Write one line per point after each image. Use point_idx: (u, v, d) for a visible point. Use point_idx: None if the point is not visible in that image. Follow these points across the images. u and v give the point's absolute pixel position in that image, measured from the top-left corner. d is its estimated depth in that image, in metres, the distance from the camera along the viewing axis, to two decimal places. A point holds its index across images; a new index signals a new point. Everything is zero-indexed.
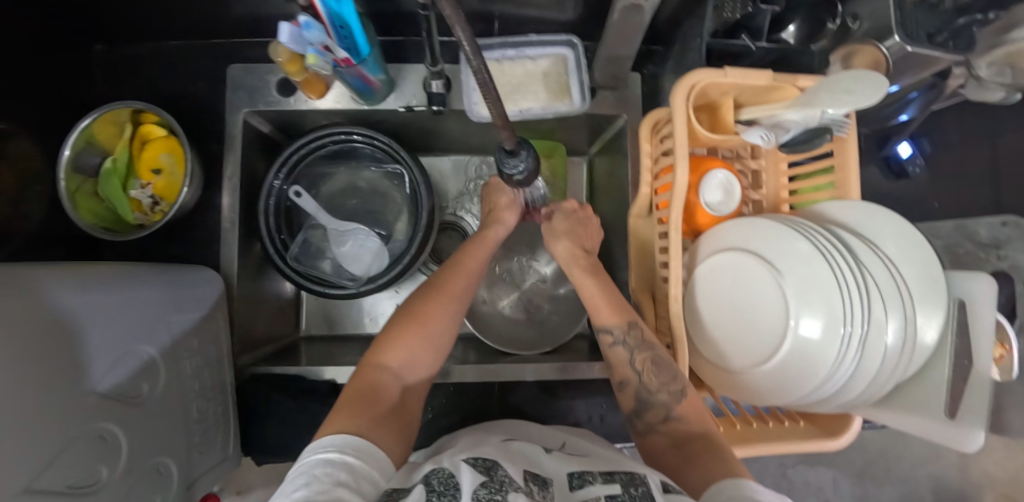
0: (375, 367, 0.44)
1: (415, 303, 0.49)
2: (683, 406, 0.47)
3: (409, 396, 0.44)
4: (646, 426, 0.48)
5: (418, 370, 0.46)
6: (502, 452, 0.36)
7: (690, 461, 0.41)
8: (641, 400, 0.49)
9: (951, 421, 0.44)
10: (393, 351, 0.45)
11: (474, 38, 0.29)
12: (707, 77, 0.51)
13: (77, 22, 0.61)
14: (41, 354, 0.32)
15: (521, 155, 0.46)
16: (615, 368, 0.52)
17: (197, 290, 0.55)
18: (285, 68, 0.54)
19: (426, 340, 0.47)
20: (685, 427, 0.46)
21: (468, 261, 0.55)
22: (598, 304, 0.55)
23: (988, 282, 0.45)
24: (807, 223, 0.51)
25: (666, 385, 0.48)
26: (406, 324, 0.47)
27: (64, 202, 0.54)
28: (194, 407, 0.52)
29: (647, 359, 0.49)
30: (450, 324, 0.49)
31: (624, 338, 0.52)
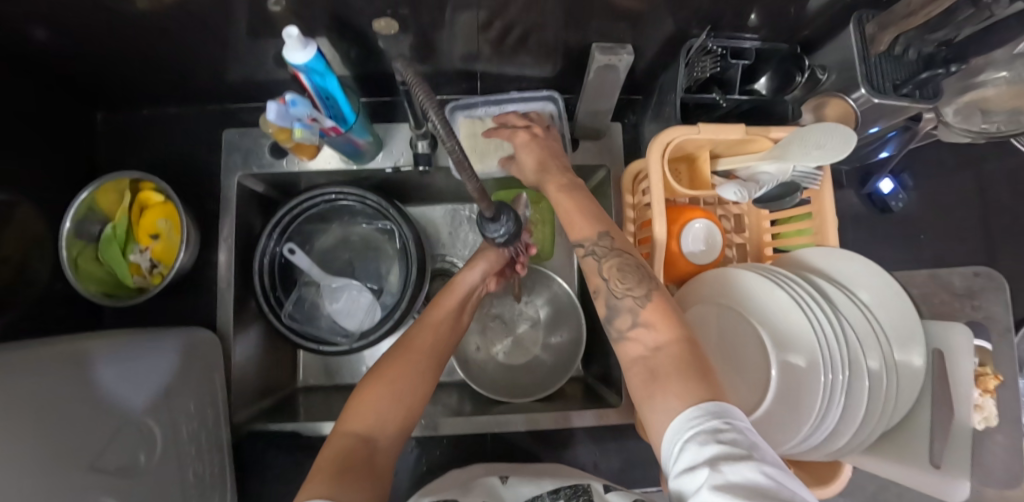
0: (343, 434, 0.44)
1: (384, 361, 0.51)
2: (648, 310, 0.44)
3: (381, 455, 0.44)
4: (618, 333, 0.46)
5: (390, 428, 0.46)
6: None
7: (660, 376, 0.39)
8: (609, 307, 0.46)
9: (936, 472, 0.44)
10: (361, 413, 0.46)
11: (446, 120, 0.31)
12: (681, 135, 0.52)
13: (82, 96, 0.64)
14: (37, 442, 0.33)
15: (501, 220, 0.48)
16: (588, 278, 0.49)
17: (193, 354, 0.57)
18: (277, 139, 0.56)
19: (395, 399, 0.47)
20: (652, 335, 0.42)
21: (437, 312, 0.57)
22: (569, 215, 0.52)
23: (963, 332, 0.46)
24: (785, 272, 0.52)
25: (630, 290, 0.45)
26: (374, 384, 0.48)
27: (66, 271, 0.57)
28: (192, 472, 0.52)
29: (614, 266, 0.47)
30: (420, 378, 0.50)
31: (594, 249, 0.48)
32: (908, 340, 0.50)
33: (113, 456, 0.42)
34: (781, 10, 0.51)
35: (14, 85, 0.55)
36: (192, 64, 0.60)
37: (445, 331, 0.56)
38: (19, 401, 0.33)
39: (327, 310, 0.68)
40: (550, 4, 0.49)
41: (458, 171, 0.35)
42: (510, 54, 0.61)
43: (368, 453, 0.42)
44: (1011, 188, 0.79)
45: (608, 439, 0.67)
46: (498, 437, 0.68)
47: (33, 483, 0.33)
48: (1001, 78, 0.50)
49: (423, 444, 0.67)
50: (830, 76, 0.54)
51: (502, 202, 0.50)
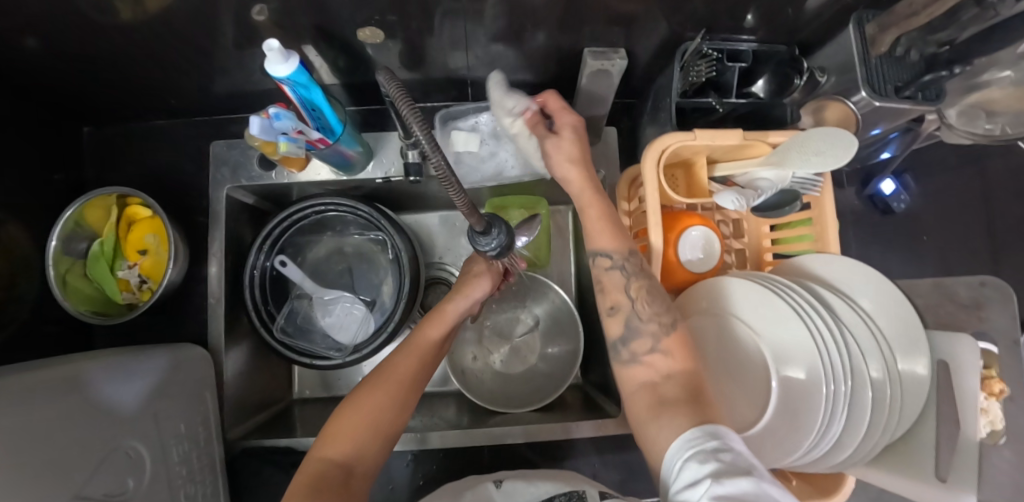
0: (320, 460, 0.43)
1: (365, 381, 0.49)
2: (672, 339, 0.44)
3: (358, 480, 0.43)
4: (631, 354, 0.45)
5: (368, 455, 0.45)
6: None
7: (673, 401, 0.39)
8: (630, 326, 0.45)
9: (943, 487, 0.43)
10: (339, 439, 0.44)
11: (430, 133, 0.30)
12: (675, 141, 0.51)
13: (67, 111, 0.63)
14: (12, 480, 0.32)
15: (492, 233, 0.47)
16: (606, 293, 0.48)
17: (183, 373, 0.56)
18: (263, 152, 0.54)
19: (375, 425, 0.46)
20: (669, 362, 0.43)
21: (423, 340, 0.54)
22: (597, 224, 0.49)
23: (968, 343, 0.44)
24: (785, 281, 0.51)
25: (657, 314, 0.45)
26: (352, 407, 0.46)
27: (54, 290, 0.56)
28: (183, 493, 0.52)
29: (643, 287, 0.46)
30: (400, 406, 0.48)
31: (622, 263, 0.47)
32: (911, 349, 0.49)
33: (99, 484, 0.41)
34: (779, 11, 0.50)
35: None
36: (176, 76, 0.59)
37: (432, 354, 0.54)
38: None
39: (320, 324, 0.67)
40: (538, 11, 0.48)
41: (447, 187, 0.34)
42: (501, 60, 0.59)
43: (345, 483, 0.41)
44: (1014, 186, 0.77)
45: (607, 451, 0.66)
46: (494, 449, 0.67)
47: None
48: (1005, 77, 0.49)
49: (419, 457, 0.66)
50: (829, 78, 0.53)
51: (494, 215, 0.49)
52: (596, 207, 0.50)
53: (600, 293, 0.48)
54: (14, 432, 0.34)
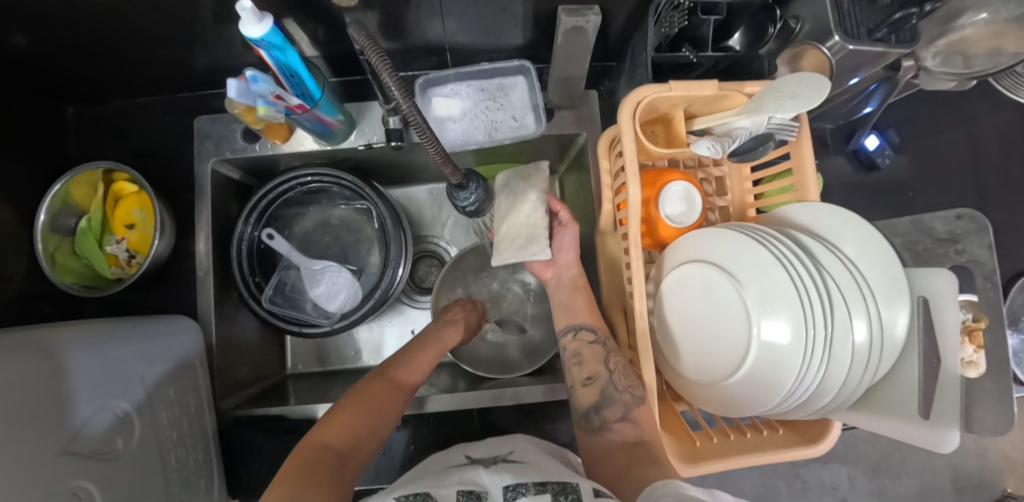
0: (316, 445, 0.43)
1: (362, 387, 0.52)
2: (641, 410, 0.52)
3: (350, 469, 0.42)
4: (604, 421, 0.53)
5: (361, 448, 0.45)
6: (433, 481, 0.45)
7: (640, 464, 0.47)
8: (605, 395, 0.55)
9: (925, 422, 0.43)
10: (335, 428, 0.45)
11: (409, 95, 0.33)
12: (651, 93, 0.51)
13: (50, 89, 0.64)
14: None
15: (470, 188, 0.48)
16: (587, 364, 0.58)
17: (172, 341, 0.56)
18: (245, 120, 0.55)
19: (369, 422, 0.48)
20: (637, 431, 0.51)
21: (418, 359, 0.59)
22: (579, 304, 0.63)
23: (949, 278, 0.44)
24: (767, 231, 0.51)
25: (630, 386, 0.54)
26: (352, 405, 0.48)
27: (43, 265, 0.57)
28: (173, 457, 0.52)
29: (618, 362, 0.57)
30: (391, 408, 0.51)
31: (603, 340, 0.60)
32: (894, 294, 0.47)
33: (86, 441, 0.42)
34: None
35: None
36: (158, 51, 0.60)
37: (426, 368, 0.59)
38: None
39: (309, 294, 0.67)
40: None
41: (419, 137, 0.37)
42: (475, 25, 0.59)
43: (339, 466, 0.41)
44: (1001, 141, 0.77)
45: None
46: (484, 414, 0.68)
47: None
48: (979, 19, 0.49)
49: (411, 423, 0.67)
50: (803, 25, 0.52)
51: (471, 170, 0.49)
52: (583, 293, 0.65)
53: (580, 365, 0.59)
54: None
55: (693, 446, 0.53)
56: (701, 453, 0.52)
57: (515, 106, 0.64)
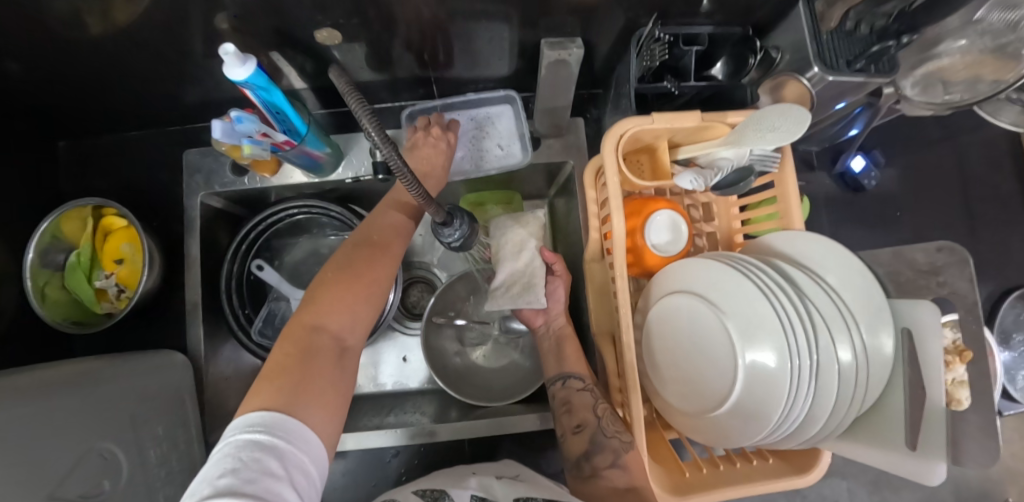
0: (309, 328, 0.41)
1: (346, 256, 0.47)
2: (630, 456, 0.53)
3: (350, 356, 0.43)
4: (595, 468, 0.55)
5: (358, 329, 0.44)
6: (448, 482, 0.54)
7: None
8: (595, 443, 0.56)
9: (913, 454, 0.43)
10: (329, 307, 0.43)
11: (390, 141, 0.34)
12: (634, 126, 0.52)
13: (39, 126, 0.64)
14: None
15: (454, 224, 0.48)
16: (577, 412, 0.59)
17: (161, 376, 0.56)
18: (231, 157, 0.55)
19: (364, 303, 0.45)
20: (627, 477, 0.52)
21: (396, 220, 0.52)
22: (568, 353, 0.64)
23: (929, 308, 0.43)
24: (751, 261, 0.51)
25: (618, 431, 0.55)
26: (340, 281, 0.44)
27: (32, 303, 0.57)
28: (162, 495, 0.52)
29: (607, 407, 0.58)
30: (385, 280, 0.48)
31: (591, 388, 0.61)
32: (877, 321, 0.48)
33: (72, 486, 0.42)
34: None
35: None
36: (146, 87, 0.60)
37: (407, 225, 0.53)
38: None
39: None
40: (495, 7, 0.49)
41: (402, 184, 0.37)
42: (460, 59, 0.60)
43: (337, 353, 0.41)
44: (988, 159, 0.77)
45: None
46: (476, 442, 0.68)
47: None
48: (958, 47, 0.49)
49: (403, 453, 0.68)
50: (784, 56, 0.53)
51: (455, 206, 0.50)
52: (571, 340, 0.66)
53: (568, 413, 0.60)
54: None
55: (683, 478, 0.52)
56: (691, 484, 0.51)
57: (501, 135, 0.65)
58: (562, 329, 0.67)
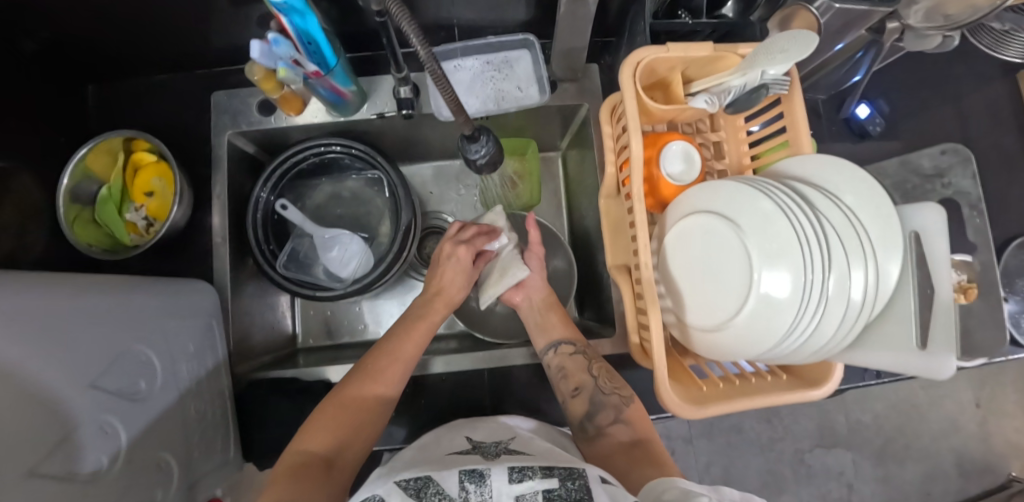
0: (299, 452, 0.49)
1: (341, 388, 0.56)
2: (631, 410, 0.58)
3: (338, 470, 0.49)
4: (597, 427, 0.57)
5: (348, 448, 0.52)
6: (434, 466, 0.48)
7: (638, 463, 0.51)
8: (594, 403, 0.59)
9: (923, 351, 0.45)
10: (319, 434, 0.51)
11: (429, 48, 0.38)
12: (650, 54, 0.54)
13: (70, 65, 0.66)
14: (25, 349, 0.34)
15: (482, 140, 0.51)
16: (571, 376, 0.61)
17: (191, 299, 0.58)
18: (263, 88, 0.59)
19: (350, 422, 0.53)
20: (630, 431, 0.56)
21: (404, 347, 0.61)
22: (555, 322, 0.67)
23: (938, 210, 0.46)
24: (769, 182, 0.53)
25: (617, 389, 0.59)
26: (329, 410, 0.54)
27: (64, 228, 0.58)
28: (193, 408, 0.54)
29: (601, 368, 0.62)
30: (376, 408, 0.56)
31: (582, 350, 0.63)
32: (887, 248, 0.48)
33: (113, 380, 0.43)
34: None
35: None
36: (176, 29, 0.62)
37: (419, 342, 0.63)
38: (1, 309, 0.34)
39: (321, 258, 0.69)
40: None
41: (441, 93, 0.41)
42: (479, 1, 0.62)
43: (324, 468, 0.48)
44: (990, 111, 0.79)
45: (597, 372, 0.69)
46: (493, 376, 0.70)
47: (20, 385, 0.34)
48: None
49: (420, 386, 0.69)
50: None
51: (484, 126, 0.52)
52: (555, 311, 0.69)
53: (565, 378, 0.62)
54: (23, 313, 0.36)
55: (700, 392, 0.55)
56: (707, 397, 0.53)
57: (519, 78, 0.67)
58: (547, 300, 0.70)
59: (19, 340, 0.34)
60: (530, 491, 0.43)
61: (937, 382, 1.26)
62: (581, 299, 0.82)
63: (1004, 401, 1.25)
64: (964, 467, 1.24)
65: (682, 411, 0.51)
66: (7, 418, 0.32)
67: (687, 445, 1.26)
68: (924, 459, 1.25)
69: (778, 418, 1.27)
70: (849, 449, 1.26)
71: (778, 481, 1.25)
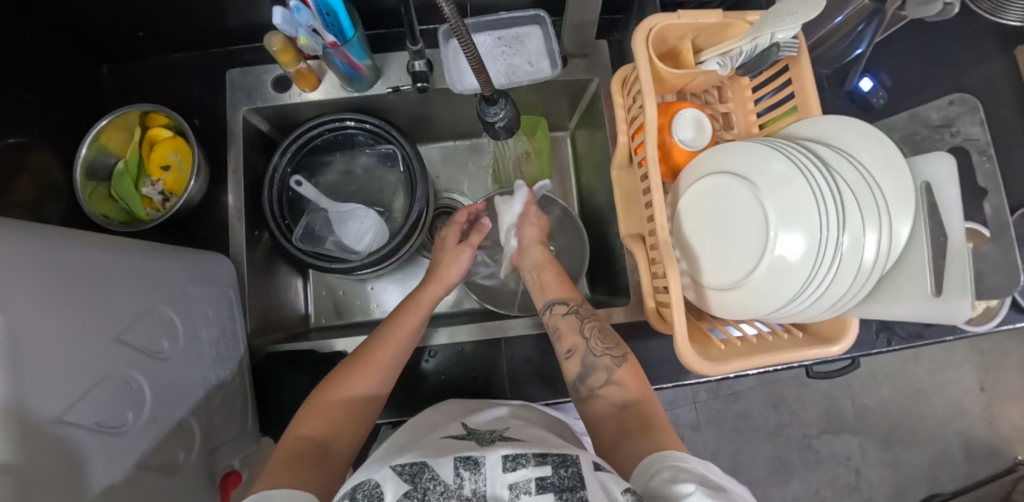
0: (296, 438, 0.48)
1: (338, 375, 0.55)
2: (622, 370, 0.55)
3: (334, 455, 0.48)
4: (589, 390, 0.55)
5: (343, 434, 0.51)
6: (431, 451, 0.45)
7: (628, 431, 0.48)
8: (586, 365, 0.56)
9: (938, 298, 0.46)
10: (315, 421, 0.50)
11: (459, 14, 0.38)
12: (661, 21, 0.55)
13: (86, 42, 0.66)
14: (57, 291, 0.35)
15: (500, 103, 0.52)
16: (565, 337, 0.60)
17: (209, 267, 0.58)
18: (281, 62, 0.60)
19: (347, 408, 0.52)
20: (623, 393, 0.53)
21: (398, 328, 0.61)
22: (549, 283, 0.66)
23: (947, 158, 0.47)
24: (785, 144, 0.54)
25: (608, 349, 0.57)
26: (327, 396, 0.53)
27: (81, 201, 0.59)
28: (212, 373, 0.54)
29: (593, 327, 0.60)
30: (371, 393, 0.55)
31: (576, 309, 0.62)
32: (900, 204, 0.49)
33: (137, 336, 0.43)
34: None
35: (9, 17, 0.56)
36: (194, 6, 0.63)
37: (415, 326, 0.62)
38: (38, 250, 0.34)
39: (335, 232, 0.70)
40: None
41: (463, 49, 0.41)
42: None
43: (320, 455, 0.47)
44: (987, 88, 0.82)
45: None
46: (508, 347, 0.70)
47: (54, 324, 0.34)
48: None
49: (435, 358, 0.70)
50: None
51: (501, 89, 0.53)
52: (549, 270, 0.68)
53: (559, 340, 0.60)
54: (55, 256, 0.36)
55: (718, 350, 0.55)
56: (725, 355, 0.54)
57: (530, 53, 0.68)
58: (540, 260, 0.69)
59: (52, 281, 0.34)
60: (523, 480, 0.39)
61: (942, 366, 1.27)
62: (592, 275, 0.83)
63: (1008, 384, 1.26)
64: (970, 451, 1.24)
65: (706, 369, 0.52)
66: (42, 354, 0.32)
67: (695, 432, 1.25)
68: (931, 443, 1.25)
69: (785, 404, 1.27)
70: (856, 434, 1.26)
71: (786, 468, 1.25)
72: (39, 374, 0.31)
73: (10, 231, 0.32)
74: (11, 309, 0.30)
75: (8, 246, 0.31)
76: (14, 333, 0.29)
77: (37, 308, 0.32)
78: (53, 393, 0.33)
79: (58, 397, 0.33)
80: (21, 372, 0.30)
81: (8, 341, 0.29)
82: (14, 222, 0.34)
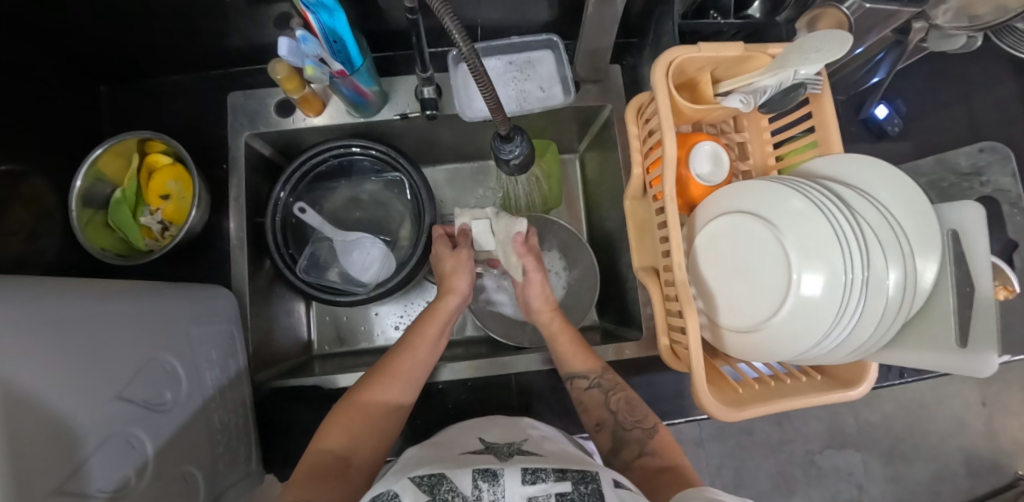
0: (318, 451, 0.49)
1: (361, 386, 0.55)
2: (656, 441, 0.54)
3: (355, 471, 0.49)
4: (624, 462, 0.54)
5: (363, 448, 0.51)
6: (449, 462, 0.43)
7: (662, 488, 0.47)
8: (618, 439, 0.55)
9: (963, 351, 0.44)
10: (336, 432, 0.50)
11: (472, 44, 0.36)
12: (681, 54, 0.53)
13: (84, 65, 0.64)
14: (58, 357, 0.33)
15: (516, 140, 0.51)
16: (591, 411, 0.58)
17: (211, 304, 0.56)
18: (284, 89, 0.58)
19: (365, 423, 0.52)
20: (659, 460, 0.51)
21: (417, 341, 0.58)
22: (569, 354, 0.61)
23: (977, 208, 0.45)
24: (803, 181, 0.53)
25: (639, 422, 0.55)
26: (346, 410, 0.52)
27: (78, 233, 0.56)
28: (216, 418, 0.52)
29: (620, 400, 0.57)
30: (392, 408, 0.54)
31: (598, 381, 0.59)
32: (926, 246, 0.47)
33: (139, 390, 0.41)
34: None
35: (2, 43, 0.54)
36: (195, 29, 0.60)
37: (436, 336, 0.60)
38: (39, 314, 0.33)
39: (342, 261, 0.69)
40: None
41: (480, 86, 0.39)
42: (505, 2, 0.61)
43: (341, 471, 0.48)
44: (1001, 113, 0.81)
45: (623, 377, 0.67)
46: (518, 380, 0.69)
47: (57, 394, 0.32)
48: None
49: (442, 393, 0.68)
50: None
51: (517, 125, 0.52)
52: (566, 333, 0.64)
53: (585, 413, 0.59)
54: (57, 318, 0.34)
55: (737, 394, 0.54)
56: (744, 399, 0.53)
57: (542, 79, 0.66)
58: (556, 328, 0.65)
59: (55, 346, 0.33)
60: (543, 494, 0.39)
61: (946, 381, 1.26)
62: (601, 301, 0.82)
63: (1010, 399, 1.25)
64: (971, 465, 1.25)
65: (722, 414, 0.51)
66: (44, 432, 0.30)
67: (699, 449, 1.25)
68: (933, 460, 1.25)
69: (788, 420, 1.26)
70: (859, 449, 1.26)
71: (789, 484, 1.25)
72: (43, 451, 0.30)
73: (6, 301, 0.30)
74: (13, 389, 0.28)
75: (7, 320, 0.29)
76: (17, 414, 0.28)
77: (39, 381, 0.30)
78: (55, 470, 0.31)
79: (59, 473, 0.31)
80: (25, 454, 0.28)
81: (11, 424, 0.27)
82: (11, 288, 0.32)
